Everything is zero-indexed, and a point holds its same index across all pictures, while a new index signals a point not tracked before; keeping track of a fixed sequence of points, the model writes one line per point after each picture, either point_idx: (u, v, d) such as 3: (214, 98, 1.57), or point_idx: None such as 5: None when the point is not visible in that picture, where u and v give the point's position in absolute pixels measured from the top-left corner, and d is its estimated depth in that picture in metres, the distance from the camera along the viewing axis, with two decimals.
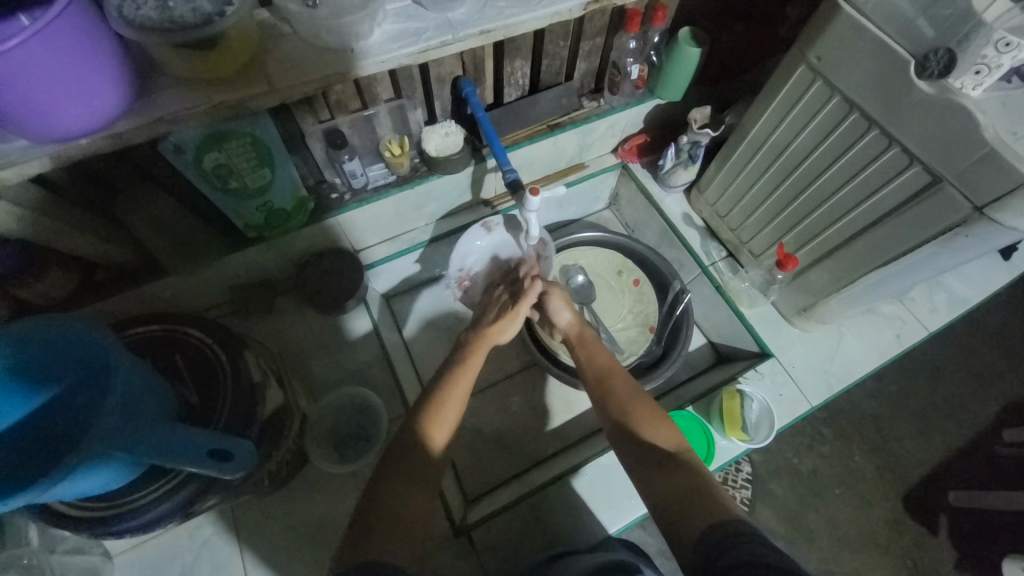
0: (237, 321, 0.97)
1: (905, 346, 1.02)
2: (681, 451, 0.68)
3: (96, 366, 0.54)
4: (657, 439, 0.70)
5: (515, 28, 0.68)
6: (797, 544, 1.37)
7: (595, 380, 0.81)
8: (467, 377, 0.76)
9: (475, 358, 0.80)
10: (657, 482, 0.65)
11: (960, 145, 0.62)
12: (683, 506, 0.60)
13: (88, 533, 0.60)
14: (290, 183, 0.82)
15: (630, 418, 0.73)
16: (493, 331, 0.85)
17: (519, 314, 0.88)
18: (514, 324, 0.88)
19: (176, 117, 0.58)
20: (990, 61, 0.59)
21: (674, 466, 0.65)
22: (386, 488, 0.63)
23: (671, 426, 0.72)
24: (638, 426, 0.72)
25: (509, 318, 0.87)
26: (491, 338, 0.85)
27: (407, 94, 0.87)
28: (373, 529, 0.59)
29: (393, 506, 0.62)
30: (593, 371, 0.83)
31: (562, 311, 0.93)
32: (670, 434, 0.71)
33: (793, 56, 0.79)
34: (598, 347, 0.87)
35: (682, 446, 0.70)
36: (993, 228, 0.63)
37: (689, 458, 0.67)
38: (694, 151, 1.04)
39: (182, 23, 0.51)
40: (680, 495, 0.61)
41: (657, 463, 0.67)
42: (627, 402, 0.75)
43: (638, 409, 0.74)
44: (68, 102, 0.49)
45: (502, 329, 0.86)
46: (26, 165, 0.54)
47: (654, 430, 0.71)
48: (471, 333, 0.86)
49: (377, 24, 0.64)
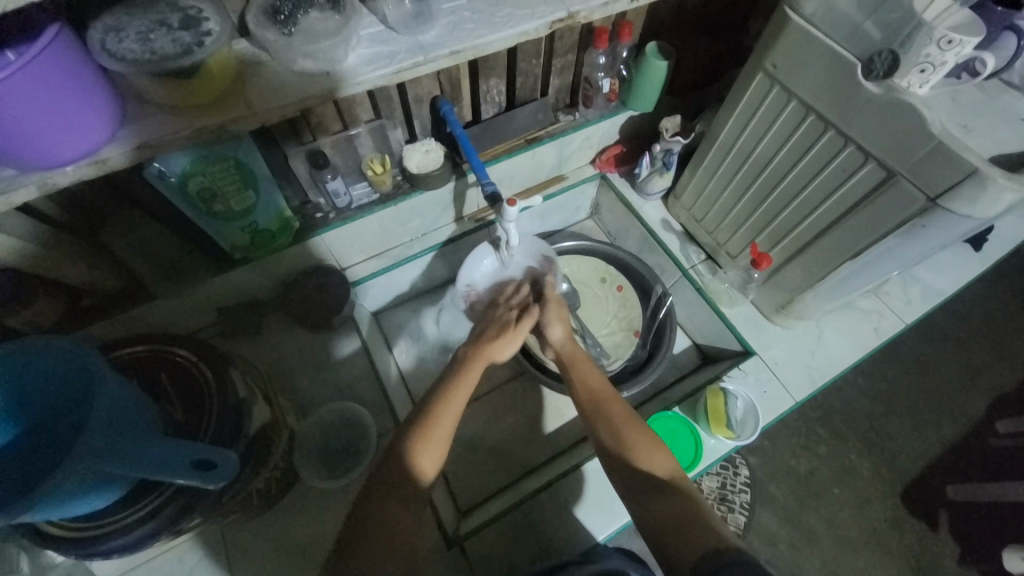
0: (227, 342, 0.98)
1: (885, 339, 1.04)
2: (675, 478, 0.69)
3: (84, 387, 0.55)
4: (650, 467, 0.70)
5: (484, 48, 0.70)
6: (798, 548, 1.36)
7: (588, 406, 0.80)
8: (454, 410, 0.73)
9: (471, 375, 0.78)
10: (653, 510, 0.65)
11: (911, 140, 0.65)
12: (678, 531, 0.61)
13: (76, 554, 0.60)
14: (274, 205, 0.84)
15: (623, 443, 0.73)
16: (493, 351, 0.83)
17: (520, 335, 0.87)
18: (514, 343, 0.87)
19: (159, 142, 0.59)
20: (934, 59, 0.63)
21: (667, 493, 0.66)
22: (381, 501, 0.65)
23: (663, 449, 0.72)
24: (631, 452, 0.72)
25: (511, 338, 0.86)
26: (489, 357, 0.83)
27: (386, 114, 0.90)
28: (361, 547, 0.61)
29: (381, 520, 0.63)
30: (586, 393, 0.82)
31: (552, 325, 0.90)
32: (663, 459, 0.71)
33: (752, 65, 0.83)
34: (588, 367, 0.86)
35: (676, 472, 0.70)
36: (948, 217, 0.66)
37: (684, 484, 0.68)
38: (667, 159, 1.07)
39: (162, 53, 0.54)
40: (672, 522, 0.62)
41: (650, 489, 0.68)
42: (617, 427, 0.75)
43: (632, 434, 0.73)
44: (53, 129, 0.51)
45: (502, 350, 0.84)
46: (13, 193, 0.55)
47: (648, 456, 0.71)
48: (470, 350, 0.83)
49: (351, 49, 0.67)
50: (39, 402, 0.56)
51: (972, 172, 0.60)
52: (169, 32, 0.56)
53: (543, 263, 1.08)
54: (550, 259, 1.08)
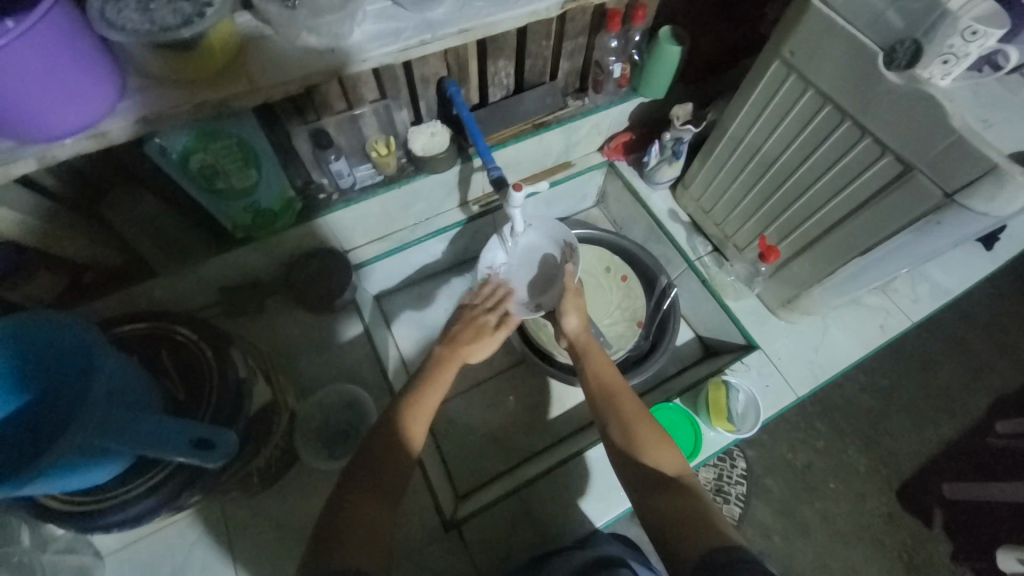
0: (228, 321, 0.98)
1: (890, 336, 1.03)
2: (683, 476, 0.69)
3: (85, 363, 0.55)
4: (659, 464, 0.70)
5: (493, 27, 0.69)
6: (792, 540, 1.37)
7: (600, 398, 0.80)
8: (433, 401, 0.76)
9: (445, 376, 0.79)
10: (657, 505, 0.65)
11: (931, 134, 0.63)
12: (681, 528, 0.60)
13: (76, 528, 0.61)
14: (276, 184, 0.83)
15: (633, 438, 0.73)
16: (468, 351, 0.83)
17: (496, 340, 0.87)
18: (491, 347, 0.87)
19: (160, 116, 0.58)
20: (958, 50, 0.61)
21: (673, 492, 0.66)
22: (357, 492, 0.64)
23: (673, 448, 0.72)
24: (640, 447, 0.72)
25: (487, 340, 0.85)
26: (465, 357, 0.83)
27: (391, 94, 0.89)
28: (342, 539, 0.59)
29: (360, 512, 0.62)
30: (599, 385, 0.81)
31: (569, 315, 0.92)
32: (673, 457, 0.71)
33: (769, 51, 0.80)
34: (603, 359, 0.86)
35: (684, 471, 0.70)
36: (965, 214, 0.64)
37: (692, 483, 0.68)
38: (677, 148, 1.05)
39: (162, 23, 0.53)
40: (677, 520, 0.62)
41: (658, 485, 0.67)
42: (629, 421, 0.75)
43: (643, 430, 0.73)
44: (53, 101, 0.50)
45: (477, 352, 0.84)
46: (13, 165, 0.55)
47: (658, 454, 0.71)
48: (446, 347, 0.83)
49: (357, 25, 0.65)
50: (39, 376, 0.56)
51: (993, 168, 0.58)
52: (170, 1, 0.54)
53: (564, 249, 1.04)
54: (571, 245, 1.03)
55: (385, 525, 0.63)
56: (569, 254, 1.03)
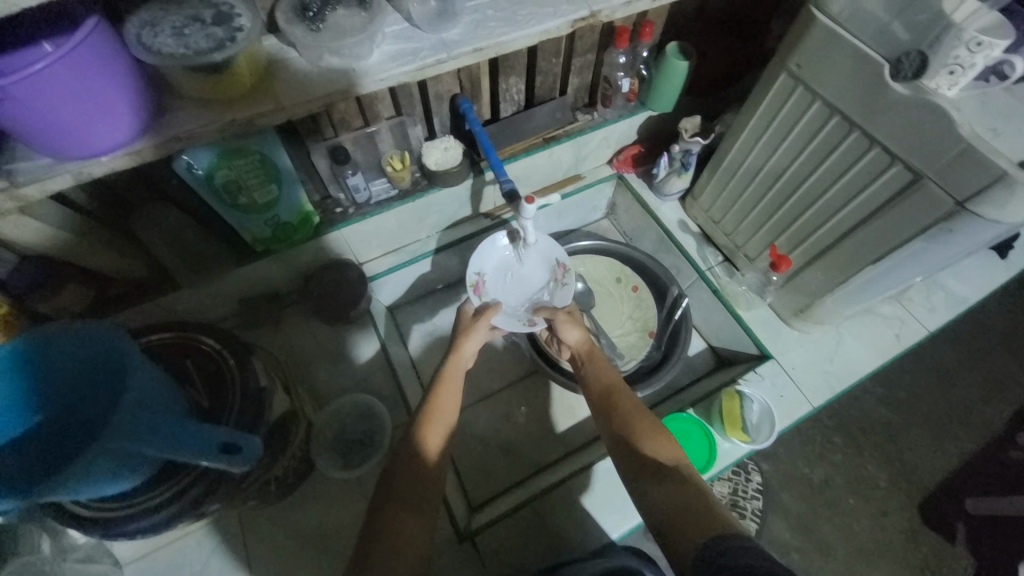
0: (246, 332, 1.00)
1: (906, 345, 1.02)
2: (680, 465, 0.67)
3: (115, 372, 0.57)
4: (657, 456, 0.69)
5: (506, 46, 0.71)
6: (811, 557, 1.34)
7: (602, 401, 0.80)
8: (449, 390, 0.77)
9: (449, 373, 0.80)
10: (654, 498, 0.64)
11: (939, 142, 0.64)
12: (680, 519, 0.59)
13: (99, 534, 0.62)
14: (296, 200, 0.85)
15: (632, 435, 0.72)
16: (461, 346, 0.84)
17: (483, 328, 0.87)
18: (482, 335, 0.87)
19: (188, 135, 0.61)
20: (964, 61, 0.61)
21: (671, 480, 0.65)
22: (381, 507, 0.64)
23: (671, 441, 0.71)
24: (639, 442, 0.71)
25: (475, 334, 0.85)
26: (459, 352, 0.84)
27: (407, 111, 0.91)
28: (374, 547, 0.59)
29: (384, 524, 0.62)
30: (598, 394, 0.82)
31: (568, 328, 0.91)
32: (670, 448, 0.70)
33: (775, 66, 0.82)
34: (604, 364, 0.86)
35: (681, 460, 0.69)
36: (977, 221, 0.64)
37: (688, 471, 0.67)
38: (686, 159, 1.06)
39: (196, 49, 0.56)
40: (674, 510, 0.61)
41: (656, 475, 0.67)
42: (628, 421, 0.74)
43: (641, 427, 0.73)
44: (89, 120, 0.53)
45: (468, 344, 0.84)
46: (50, 180, 0.57)
47: (655, 447, 0.70)
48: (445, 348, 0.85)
49: (375, 46, 0.68)
50: (73, 382, 0.58)
51: (1002, 176, 0.58)
52: (205, 27, 0.58)
53: (556, 270, 1.06)
54: (565, 264, 1.05)
55: (415, 533, 0.62)
56: (563, 274, 1.05)
